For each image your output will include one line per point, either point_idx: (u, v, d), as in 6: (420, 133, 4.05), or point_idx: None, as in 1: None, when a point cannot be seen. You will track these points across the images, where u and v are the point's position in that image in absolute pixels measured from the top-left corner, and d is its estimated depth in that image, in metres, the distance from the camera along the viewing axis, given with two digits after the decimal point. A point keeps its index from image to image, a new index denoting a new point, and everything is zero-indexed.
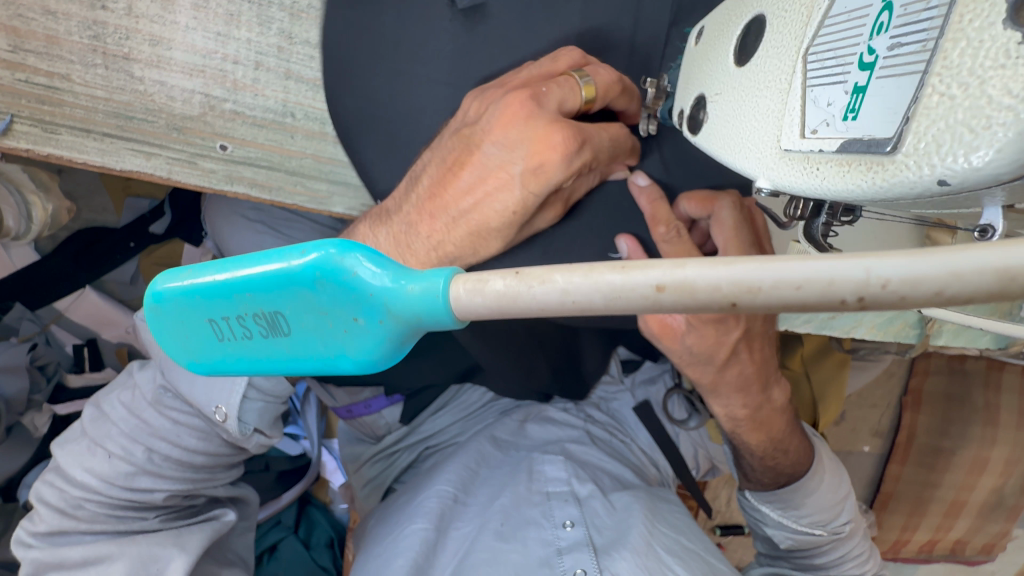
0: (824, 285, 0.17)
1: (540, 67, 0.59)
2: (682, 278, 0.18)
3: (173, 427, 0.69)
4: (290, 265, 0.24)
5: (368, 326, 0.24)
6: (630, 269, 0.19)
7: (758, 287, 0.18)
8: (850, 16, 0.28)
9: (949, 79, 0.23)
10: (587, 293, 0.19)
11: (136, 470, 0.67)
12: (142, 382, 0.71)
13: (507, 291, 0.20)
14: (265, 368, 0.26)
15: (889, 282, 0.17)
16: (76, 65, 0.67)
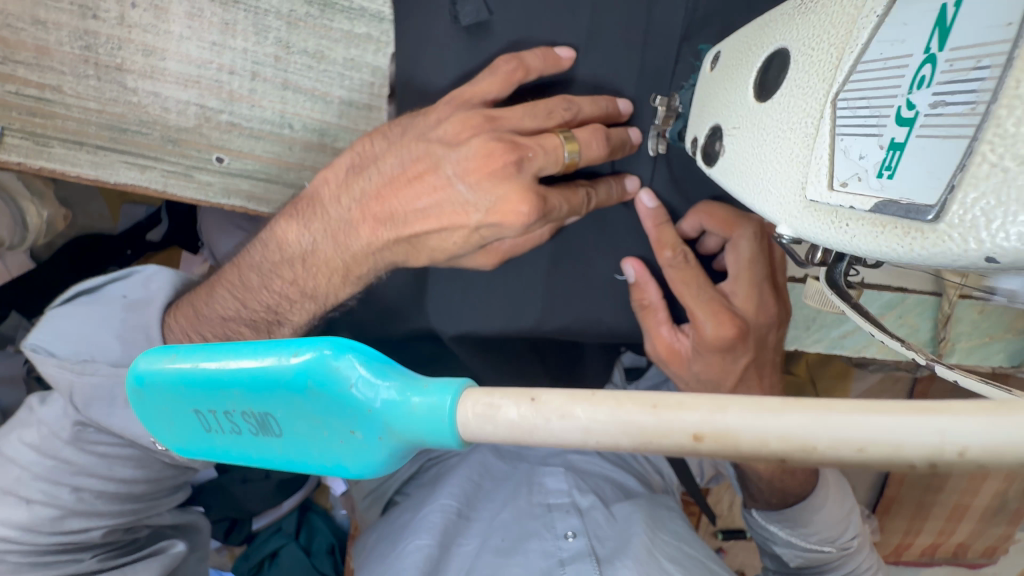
0: (891, 450, 0.17)
1: (532, 117, 0.55)
2: (722, 426, 0.18)
3: (101, 462, 0.65)
4: (284, 369, 0.23)
5: (365, 440, 0.23)
6: (661, 411, 0.18)
7: (813, 447, 0.17)
8: (886, 64, 0.26)
9: (1004, 149, 0.21)
10: (610, 432, 0.19)
11: (65, 513, 0.63)
12: (52, 419, 0.64)
13: (522, 421, 0.19)
14: (254, 465, 0.25)
15: (967, 450, 0.16)
16: (68, 76, 0.73)
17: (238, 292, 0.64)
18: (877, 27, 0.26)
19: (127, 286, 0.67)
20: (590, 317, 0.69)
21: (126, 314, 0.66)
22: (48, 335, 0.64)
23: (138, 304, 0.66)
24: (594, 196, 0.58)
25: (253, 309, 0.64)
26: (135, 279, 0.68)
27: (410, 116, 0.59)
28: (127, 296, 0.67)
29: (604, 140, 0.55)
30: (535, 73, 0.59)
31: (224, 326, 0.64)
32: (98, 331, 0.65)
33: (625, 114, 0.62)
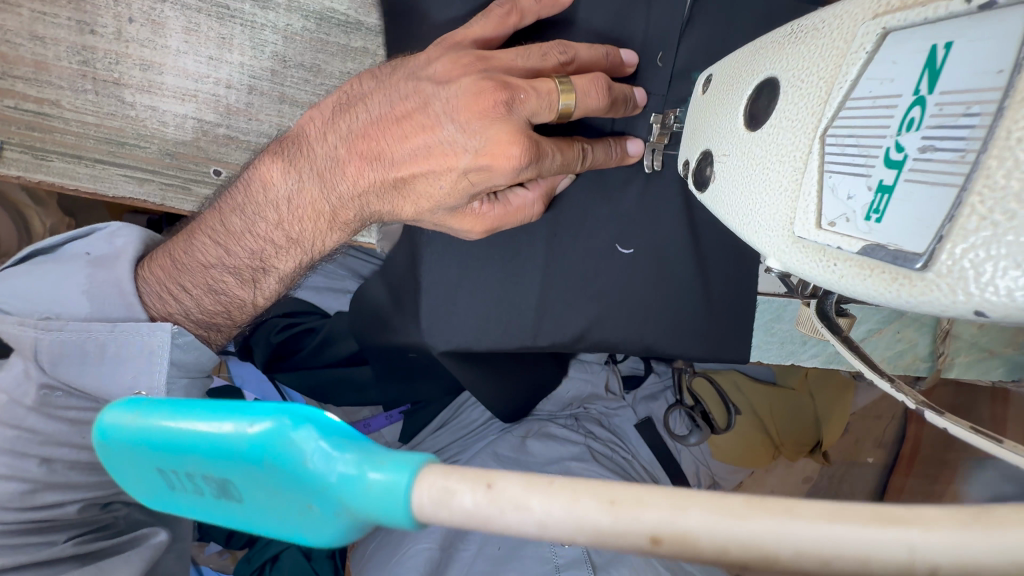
0: (858, 562, 0.14)
1: (525, 57, 0.50)
2: (683, 528, 0.14)
3: (72, 430, 0.60)
4: (237, 434, 0.18)
5: (323, 520, 0.17)
6: (620, 508, 0.14)
7: (774, 556, 0.14)
8: (876, 102, 0.25)
9: (994, 203, 0.20)
10: (567, 529, 0.15)
11: (37, 486, 0.57)
12: (12, 388, 0.57)
13: (477, 513, 0.15)
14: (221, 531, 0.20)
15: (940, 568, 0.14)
16: (67, 91, 0.74)
17: (220, 237, 0.58)
18: (866, 63, 0.26)
19: (89, 243, 0.60)
20: (589, 290, 0.66)
21: (89, 272, 0.58)
22: (8, 296, 0.58)
23: (103, 259, 0.59)
24: (590, 153, 0.53)
25: (236, 257, 0.58)
26: (98, 235, 0.60)
27: (404, 58, 0.54)
28: (89, 253, 0.59)
29: (606, 87, 0.49)
30: (531, 16, 0.53)
31: (206, 274, 0.59)
32: (60, 290, 0.58)
33: (630, 64, 0.55)
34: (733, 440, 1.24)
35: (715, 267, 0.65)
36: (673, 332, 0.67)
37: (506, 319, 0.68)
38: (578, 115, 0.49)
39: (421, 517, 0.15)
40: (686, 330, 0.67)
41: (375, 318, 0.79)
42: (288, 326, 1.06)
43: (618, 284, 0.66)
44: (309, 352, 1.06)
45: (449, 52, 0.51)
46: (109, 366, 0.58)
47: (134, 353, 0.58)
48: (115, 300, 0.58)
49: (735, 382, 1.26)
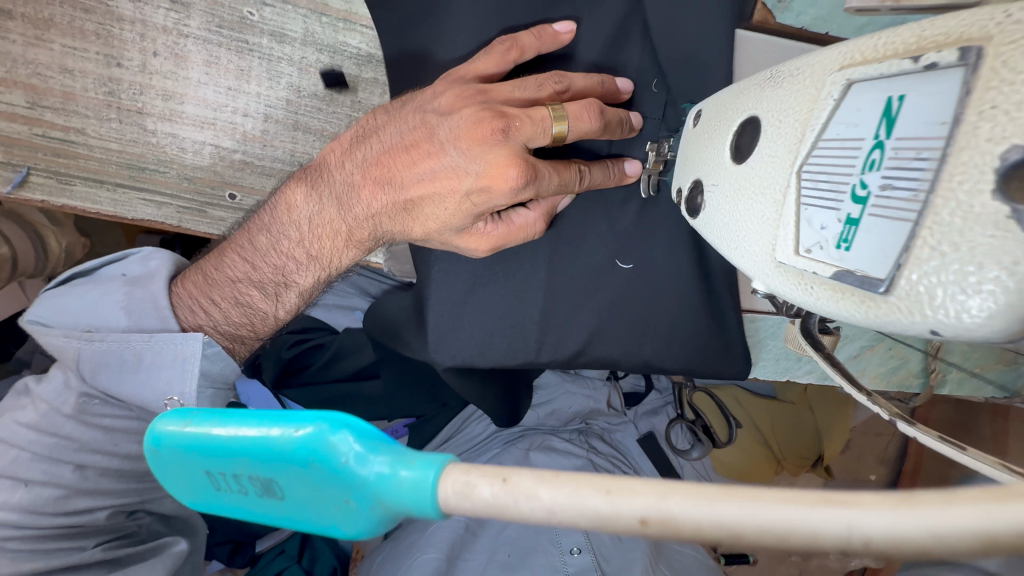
0: (809, 538, 0.14)
1: (523, 89, 0.54)
2: (666, 510, 0.15)
3: (106, 437, 0.62)
4: (283, 437, 0.20)
5: (359, 513, 0.20)
6: (614, 493, 0.16)
7: (739, 536, 0.15)
8: (843, 144, 0.28)
9: (940, 236, 0.23)
10: (570, 515, 0.16)
11: (70, 492, 0.59)
12: (50, 395, 0.60)
13: (495, 502, 0.17)
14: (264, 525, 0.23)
15: (873, 542, 0.14)
16: (92, 119, 0.78)
17: (247, 254, 0.60)
18: (835, 108, 0.29)
19: (124, 265, 0.63)
20: (590, 306, 0.69)
21: (127, 290, 0.61)
22: (49, 313, 0.61)
23: (140, 278, 0.62)
24: (587, 174, 0.56)
25: (261, 271, 0.60)
26: (131, 259, 0.63)
27: (413, 92, 0.58)
28: (126, 274, 0.62)
29: (598, 111, 0.52)
30: (531, 51, 0.56)
31: (234, 288, 0.61)
32: (98, 306, 0.60)
33: (625, 93, 0.59)
34: (733, 453, 1.28)
35: (712, 285, 0.68)
36: (669, 348, 0.71)
37: (514, 334, 0.70)
38: (571, 138, 0.52)
39: (444, 509, 0.18)
40: (684, 346, 0.71)
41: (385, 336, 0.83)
42: (298, 342, 1.09)
43: (618, 299, 0.69)
44: (318, 367, 1.08)
45: (452, 86, 0.54)
46: (144, 374, 0.60)
47: (168, 361, 0.60)
48: (152, 316, 0.61)
49: (738, 399, 1.29)
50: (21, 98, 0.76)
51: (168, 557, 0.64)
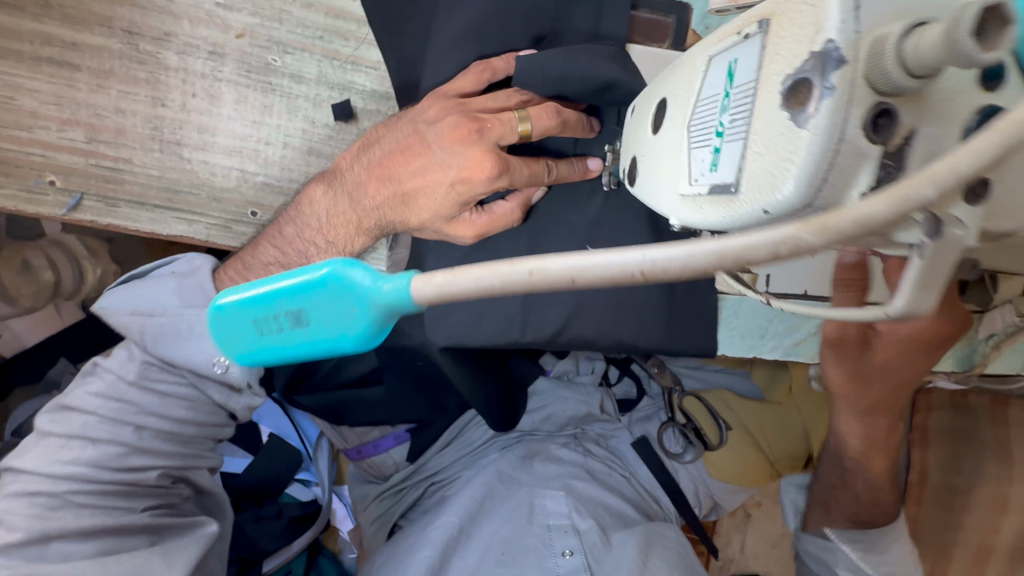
0: (616, 267, 0.24)
1: (494, 99, 0.67)
2: (544, 265, 0.24)
3: (159, 402, 0.71)
4: (308, 274, 0.29)
5: (360, 316, 0.29)
6: (512, 261, 0.25)
7: (568, 278, 0.24)
8: (709, 100, 0.39)
9: (758, 143, 0.33)
10: (487, 281, 0.25)
11: (129, 450, 0.69)
12: (118, 366, 0.70)
13: (446, 284, 0.26)
14: (298, 355, 0.32)
15: (655, 264, 0.23)
16: (139, 150, 0.91)
17: (277, 244, 0.71)
18: (704, 78, 0.40)
19: (173, 264, 0.74)
20: (565, 287, 0.78)
21: (179, 279, 0.71)
22: (117, 301, 0.72)
23: (187, 270, 0.72)
24: (554, 167, 0.67)
25: (286, 257, 0.71)
26: (178, 259, 0.74)
27: (408, 109, 0.71)
28: (174, 269, 0.72)
29: (556, 110, 0.64)
30: (502, 73, 0.69)
31: (266, 271, 0.71)
32: (155, 292, 0.71)
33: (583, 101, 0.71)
34: (727, 455, 1.25)
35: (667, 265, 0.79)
36: (641, 326, 0.80)
37: (501, 317, 0.79)
38: (535, 135, 0.64)
39: (418, 298, 0.27)
40: (654, 323, 0.80)
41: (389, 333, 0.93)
42: None
43: None
44: (325, 373, 1.19)
45: (439, 100, 0.67)
46: (195, 343, 0.70)
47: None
48: (202, 298, 0.72)
49: (726, 401, 1.32)
50: (81, 135, 0.90)
51: (198, 538, 0.73)
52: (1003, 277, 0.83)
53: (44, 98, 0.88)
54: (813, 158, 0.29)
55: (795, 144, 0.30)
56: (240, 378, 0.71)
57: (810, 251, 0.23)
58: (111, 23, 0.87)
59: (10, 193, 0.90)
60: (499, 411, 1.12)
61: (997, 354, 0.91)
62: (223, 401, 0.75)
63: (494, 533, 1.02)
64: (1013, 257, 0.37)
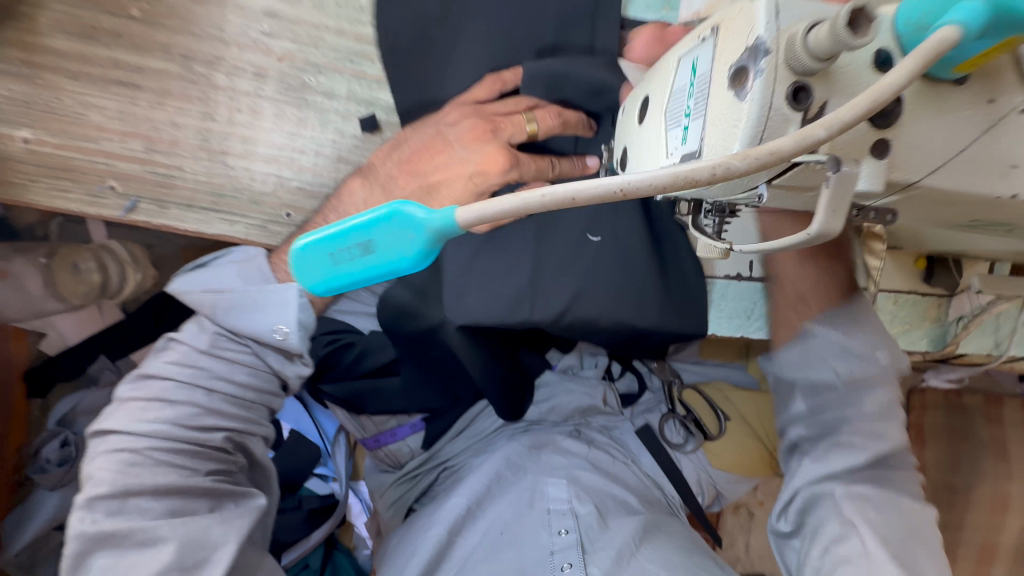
0: (600, 191, 0.34)
1: (505, 105, 0.79)
2: (552, 192, 0.35)
3: (228, 368, 0.84)
4: (375, 211, 0.39)
5: (416, 240, 0.39)
6: (528, 190, 0.35)
7: (570, 199, 0.34)
8: (679, 90, 0.49)
9: (712, 117, 0.43)
10: (514, 206, 0.36)
11: (203, 411, 0.81)
12: (190, 338, 0.83)
13: (483, 211, 0.37)
14: (366, 278, 0.42)
15: (627, 188, 0.34)
16: (189, 159, 1.03)
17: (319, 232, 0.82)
18: (675, 74, 0.51)
19: (231, 253, 0.88)
20: (569, 272, 0.88)
21: (239, 265, 0.86)
22: (187, 284, 0.85)
23: (245, 258, 0.87)
24: (556, 164, 0.79)
25: None
26: (235, 250, 0.89)
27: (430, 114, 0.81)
28: (232, 257, 0.87)
29: (556, 113, 0.78)
30: (511, 83, 0.80)
31: None
32: (220, 276, 0.85)
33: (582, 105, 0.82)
34: (726, 445, 1.32)
35: (657, 255, 0.91)
36: (637, 306, 0.89)
37: (511, 299, 0.88)
38: (541, 134, 0.78)
39: (462, 222, 0.38)
40: (648, 303, 0.89)
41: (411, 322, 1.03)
42: (332, 342, 1.30)
43: (591, 265, 0.88)
44: (347, 365, 1.29)
45: (458, 106, 0.79)
46: (259, 314, 0.84)
47: (275, 304, 0.84)
48: (260, 278, 0.87)
49: (724, 393, 1.39)
50: (140, 145, 1.02)
51: (249, 510, 0.82)
52: (966, 261, 0.95)
53: (110, 114, 1.00)
54: (751, 122, 0.39)
55: (736, 113, 0.40)
56: (297, 343, 0.85)
57: (732, 176, 0.33)
58: (170, 49, 0.99)
59: (75, 198, 1.03)
60: (510, 399, 1.19)
61: (966, 334, 0.98)
62: (278, 368, 0.89)
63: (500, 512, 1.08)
64: (925, 208, 0.47)
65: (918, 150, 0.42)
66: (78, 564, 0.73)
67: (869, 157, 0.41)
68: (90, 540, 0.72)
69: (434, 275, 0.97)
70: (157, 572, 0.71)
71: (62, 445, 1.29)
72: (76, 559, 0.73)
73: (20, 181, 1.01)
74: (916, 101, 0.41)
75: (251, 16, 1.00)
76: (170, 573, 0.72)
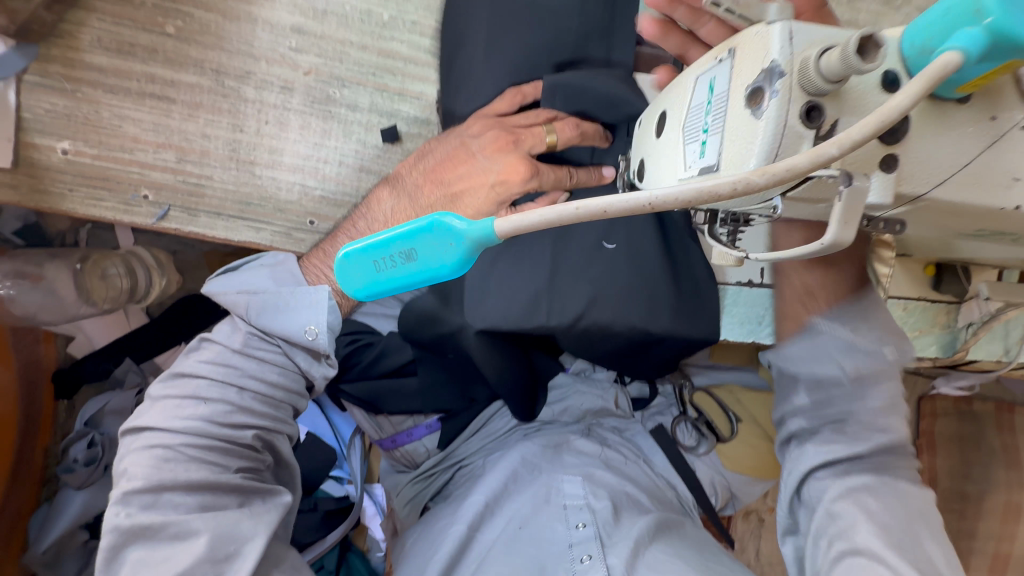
0: (630, 204, 0.37)
1: (525, 117, 0.82)
2: (584, 205, 0.37)
3: (259, 367, 0.88)
4: (418, 221, 0.43)
5: (457, 249, 0.42)
6: (562, 203, 0.38)
7: (602, 211, 0.37)
8: (697, 108, 0.52)
9: (728, 134, 0.46)
10: (551, 216, 0.38)
11: (234, 408, 0.85)
12: (225, 339, 0.88)
13: (520, 221, 0.40)
14: (407, 284, 0.45)
15: (654, 202, 0.37)
16: (218, 169, 1.08)
17: (347, 239, 0.85)
18: (692, 92, 0.54)
19: (263, 258, 0.93)
20: (586, 278, 0.92)
21: (271, 269, 0.92)
22: (220, 286, 0.90)
23: (275, 263, 0.92)
24: (574, 173, 0.81)
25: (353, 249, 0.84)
26: (266, 255, 0.94)
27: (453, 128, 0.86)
28: (265, 263, 0.92)
29: (574, 124, 0.80)
30: (531, 96, 0.84)
31: None
32: (253, 279, 0.91)
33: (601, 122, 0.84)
34: (738, 447, 1.34)
35: (671, 262, 0.94)
36: (651, 311, 0.91)
37: (530, 305, 0.92)
38: (560, 144, 0.81)
39: (499, 232, 0.41)
40: (662, 308, 0.92)
41: (428, 324, 1.07)
42: (352, 343, 1.35)
43: (608, 271, 0.91)
44: (365, 365, 1.34)
45: (480, 119, 0.82)
46: (290, 315, 0.89)
47: (305, 306, 0.89)
48: (290, 282, 0.92)
49: (735, 395, 1.42)
50: (172, 156, 1.07)
51: (275, 506, 0.85)
52: (975, 269, 0.94)
53: (145, 126, 1.05)
54: (766, 139, 0.42)
55: (754, 131, 0.43)
56: (325, 343, 0.89)
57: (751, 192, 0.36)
58: (203, 64, 1.04)
59: (110, 206, 1.06)
60: (524, 402, 1.22)
61: (976, 340, 1.00)
62: (306, 368, 0.93)
63: (517, 507, 1.10)
64: (933, 217, 0.49)
65: (925, 164, 0.44)
66: (113, 557, 0.76)
67: (878, 171, 0.44)
68: (124, 534, 0.76)
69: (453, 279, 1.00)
70: (191, 563, 0.74)
71: (89, 445, 1.30)
72: (111, 552, 0.76)
73: (58, 190, 1.04)
74: (923, 119, 0.43)
75: (279, 32, 1.05)
76: (203, 564, 0.75)
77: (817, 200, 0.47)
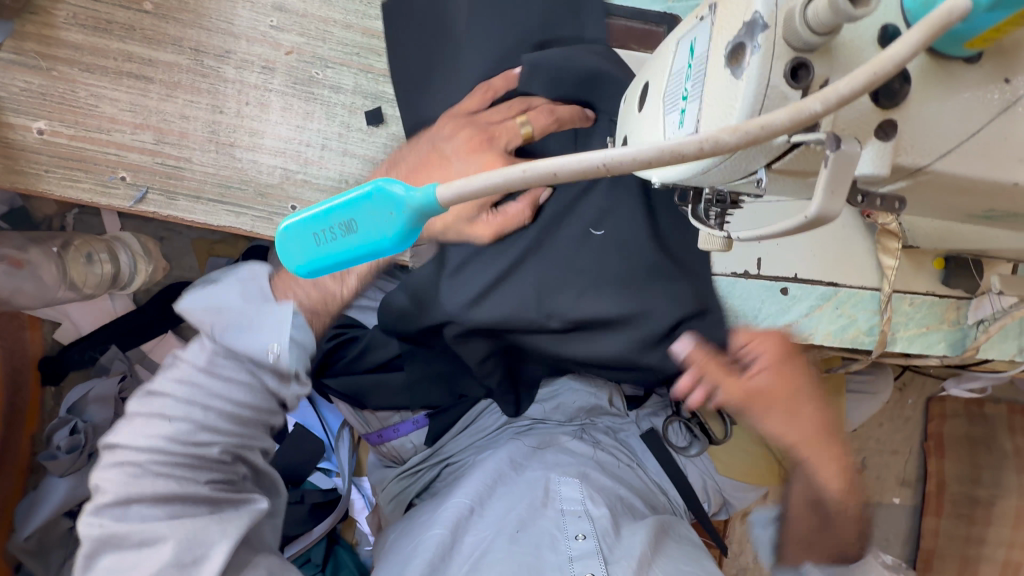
0: (580, 166, 0.33)
1: (504, 108, 0.79)
2: (535, 168, 0.33)
3: (227, 388, 0.82)
4: (358, 187, 0.39)
5: (398, 217, 0.38)
6: (509, 167, 0.34)
7: (552, 173, 0.33)
8: (677, 73, 0.48)
9: (707, 97, 0.42)
10: (496, 180, 0.34)
11: (198, 427, 0.81)
12: (190, 356, 0.83)
13: (466, 185, 0.36)
14: (348, 260, 0.41)
15: (605, 164, 0.33)
16: (197, 151, 1.04)
17: None
18: (674, 57, 0.49)
19: (236, 273, 0.92)
20: (573, 268, 0.88)
21: (241, 285, 0.89)
22: (188, 301, 0.87)
23: (246, 279, 0.90)
24: None
25: None
26: (239, 271, 0.92)
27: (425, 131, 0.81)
28: (237, 278, 0.90)
29: (548, 110, 0.77)
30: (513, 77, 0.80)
31: None
32: (221, 294, 0.87)
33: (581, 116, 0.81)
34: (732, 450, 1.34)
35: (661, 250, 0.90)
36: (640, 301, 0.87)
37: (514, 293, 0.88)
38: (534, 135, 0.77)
39: (444, 201, 0.37)
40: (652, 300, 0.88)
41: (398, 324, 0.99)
42: (337, 337, 1.32)
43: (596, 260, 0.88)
44: (349, 360, 1.30)
45: (452, 118, 0.79)
46: (255, 334, 0.85)
47: (270, 326, 0.86)
48: (259, 299, 0.89)
49: None
50: (150, 137, 1.03)
51: (250, 512, 0.82)
52: (986, 262, 0.90)
53: (122, 106, 1.02)
54: (744, 102, 0.38)
55: (735, 92, 0.39)
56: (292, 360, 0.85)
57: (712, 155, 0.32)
58: (181, 42, 1.02)
59: (87, 187, 1.02)
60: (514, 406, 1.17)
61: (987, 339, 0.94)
62: (275, 390, 0.87)
63: (502, 509, 1.05)
64: (939, 195, 0.44)
65: (929, 132, 0.40)
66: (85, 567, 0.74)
67: (874, 139, 0.39)
68: (96, 542, 0.74)
69: (434, 263, 0.94)
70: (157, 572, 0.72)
71: (72, 432, 1.28)
72: (86, 561, 0.74)
73: (33, 171, 1.01)
74: (926, 80, 0.39)
75: (261, 10, 1.03)
76: (169, 570, 0.73)
77: (802, 173, 0.42)
